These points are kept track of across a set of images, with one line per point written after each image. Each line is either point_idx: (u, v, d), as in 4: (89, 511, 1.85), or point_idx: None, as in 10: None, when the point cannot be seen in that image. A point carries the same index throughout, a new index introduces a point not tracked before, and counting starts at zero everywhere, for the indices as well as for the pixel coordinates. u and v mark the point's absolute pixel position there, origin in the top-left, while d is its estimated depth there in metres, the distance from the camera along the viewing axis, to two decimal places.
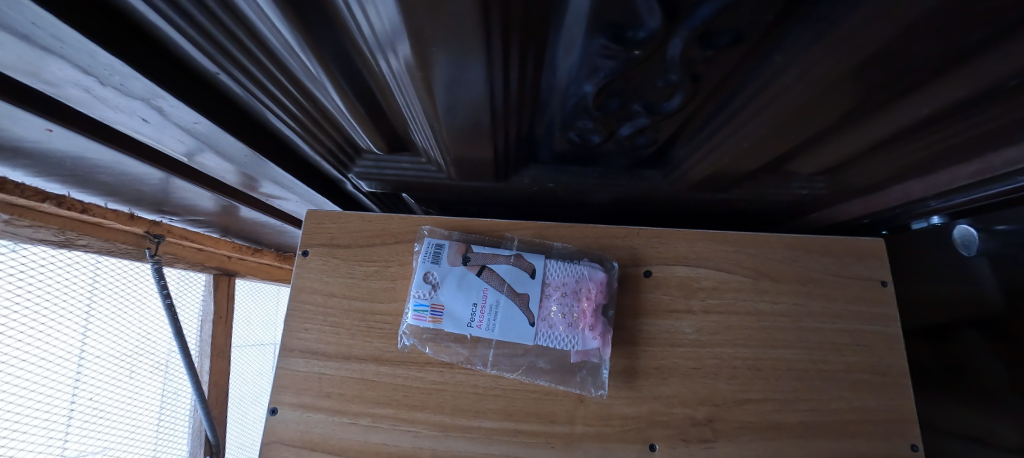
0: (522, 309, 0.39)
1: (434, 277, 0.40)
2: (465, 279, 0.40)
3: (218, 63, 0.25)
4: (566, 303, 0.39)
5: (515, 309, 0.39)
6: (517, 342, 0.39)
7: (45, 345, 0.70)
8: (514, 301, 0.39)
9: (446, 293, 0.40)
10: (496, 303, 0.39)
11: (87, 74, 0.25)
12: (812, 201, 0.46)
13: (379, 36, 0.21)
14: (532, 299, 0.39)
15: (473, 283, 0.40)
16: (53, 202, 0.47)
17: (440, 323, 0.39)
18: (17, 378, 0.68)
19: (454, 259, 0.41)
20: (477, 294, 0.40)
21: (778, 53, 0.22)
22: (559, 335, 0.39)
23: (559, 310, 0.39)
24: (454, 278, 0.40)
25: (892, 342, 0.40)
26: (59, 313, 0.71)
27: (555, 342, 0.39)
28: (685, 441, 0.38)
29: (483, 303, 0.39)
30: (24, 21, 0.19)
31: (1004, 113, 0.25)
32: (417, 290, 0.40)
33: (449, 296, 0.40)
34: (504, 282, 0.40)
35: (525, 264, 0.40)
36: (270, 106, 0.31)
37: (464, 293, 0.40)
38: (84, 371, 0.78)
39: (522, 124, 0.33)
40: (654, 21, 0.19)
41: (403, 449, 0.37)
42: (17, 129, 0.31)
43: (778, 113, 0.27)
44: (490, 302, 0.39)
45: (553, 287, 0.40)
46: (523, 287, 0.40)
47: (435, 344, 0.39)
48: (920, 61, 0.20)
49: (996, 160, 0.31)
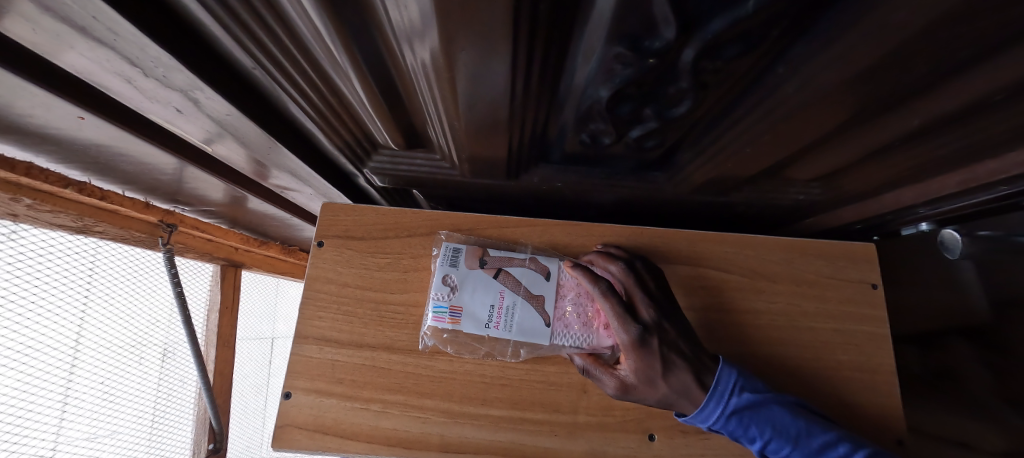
0: (538, 311, 0.41)
1: (452, 280, 0.42)
2: (484, 281, 0.42)
3: (254, 57, 0.27)
4: (579, 302, 0.42)
5: (532, 310, 0.41)
6: (534, 342, 0.40)
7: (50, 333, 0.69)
8: (530, 302, 0.42)
9: (465, 296, 0.41)
10: (513, 304, 0.41)
11: (133, 64, 0.26)
12: (808, 207, 0.47)
13: (411, 31, 0.22)
14: (548, 300, 0.42)
15: (492, 285, 0.42)
16: (74, 189, 0.48)
17: (458, 324, 0.41)
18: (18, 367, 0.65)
19: (473, 263, 0.42)
20: (495, 296, 0.42)
21: (782, 64, 0.23)
22: (575, 335, 0.41)
23: (573, 311, 0.41)
24: (473, 280, 0.42)
25: (880, 342, 0.42)
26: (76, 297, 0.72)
27: (572, 342, 0.40)
28: (683, 432, 0.40)
29: (500, 304, 0.41)
30: (85, 14, 0.20)
31: (991, 125, 0.27)
32: (436, 292, 0.41)
33: (468, 299, 0.41)
34: (521, 284, 0.42)
35: (541, 266, 0.43)
36: (295, 99, 0.32)
37: (482, 295, 0.42)
38: (82, 363, 0.76)
39: (538, 123, 0.35)
40: (669, 32, 0.21)
41: (413, 435, 0.38)
42: (50, 116, 0.33)
43: (779, 120, 0.29)
44: (507, 303, 0.41)
45: (566, 288, 0.42)
46: (539, 289, 0.42)
47: (456, 344, 0.41)
48: (911, 75, 0.22)
49: (981, 170, 0.33)
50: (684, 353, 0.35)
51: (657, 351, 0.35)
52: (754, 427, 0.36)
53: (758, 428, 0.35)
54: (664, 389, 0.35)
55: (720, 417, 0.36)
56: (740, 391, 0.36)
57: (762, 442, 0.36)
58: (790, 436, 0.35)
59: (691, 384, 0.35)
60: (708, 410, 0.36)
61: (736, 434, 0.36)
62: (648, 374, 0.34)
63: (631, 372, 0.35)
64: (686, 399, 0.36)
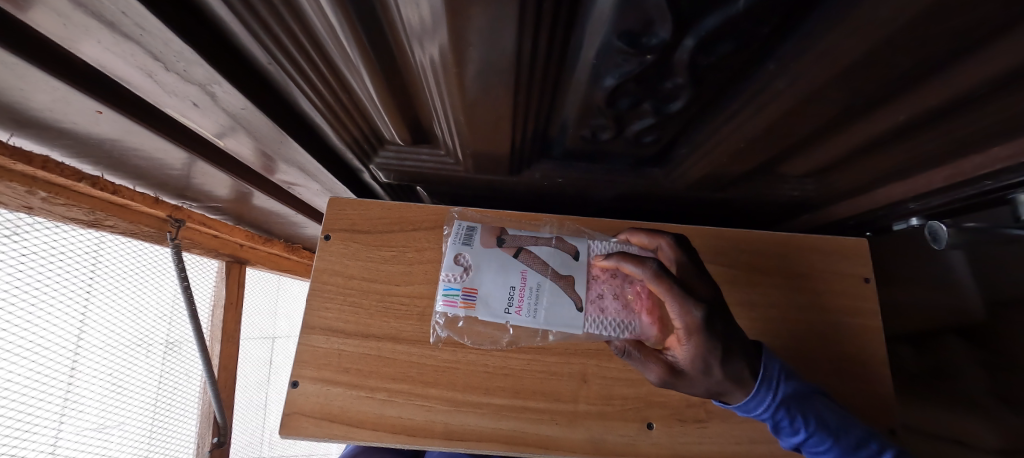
0: (568, 292, 0.41)
1: (465, 260, 0.42)
2: (502, 263, 0.42)
3: (269, 53, 0.28)
4: (614, 286, 0.42)
5: (560, 291, 0.41)
6: (566, 328, 0.40)
7: (49, 332, 0.65)
8: (557, 283, 0.41)
9: (480, 278, 0.41)
10: (538, 286, 0.41)
11: (156, 58, 0.27)
12: (802, 203, 0.49)
13: (421, 29, 0.24)
14: (578, 282, 0.41)
15: (512, 265, 0.42)
16: (88, 183, 0.49)
17: (473, 308, 0.40)
18: (18, 370, 0.62)
19: (488, 242, 0.43)
20: (516, 277, 0.41)
21: (774, 60, 0.25)
22: (611, 320, 0.40)
23: (610, 294, 0.41)
24: (486, 261, 0.42)
25: (872, 334, 0.43)
26: (88, 292, 0.72)
27: (609, 327, 0.40)
28: (680, 421, 0.41)
29: (521, 286, 0.41)
30: (115, 9, 0.22)
31: (976, 120, 0.28)
32: (448, 275, 0.42)
33: (482, 281, 0.41)
34: (547, 264, 0.42)
35: (570, 246, 0.43)
36: (306, 93, 0.34)
37: (501, 277, 0.41)
38: (83, 364, 0.72)
39: (540, 119, 0.36)
40: (665, 29, 0.22)
41: (417, 423, 0.39)
42: (71, 110, 0.34)
43: (772, 115, 0.30)
44: (530, 285, 0.41)
45: (601, 270, 0.42)
46: (568, 270, 0.41)
47: (473, 334, 0.42)
48: (895, 70, 0.24)
49: (967, 165, 0.34)
50: (740, 343, 0.34)
51: (719, 338, 0.33)
52: (800, 417, 0.35)
53: (804, 420, 0.36)
54: (719, 377, 0.33)
55: (771, 406, 0.35)
56: (787, 380, 0.36)
57: (803, 434, 0.36)
58: (832, 430, 0.36)
59: (744, 372, 0.34)
60: (758, 399, 0.35)
61: (779, 424, 0.36)
62: (705, 362, 0.32)
63: (686, 359, 0.33)
64: (735, 386, 0.34)
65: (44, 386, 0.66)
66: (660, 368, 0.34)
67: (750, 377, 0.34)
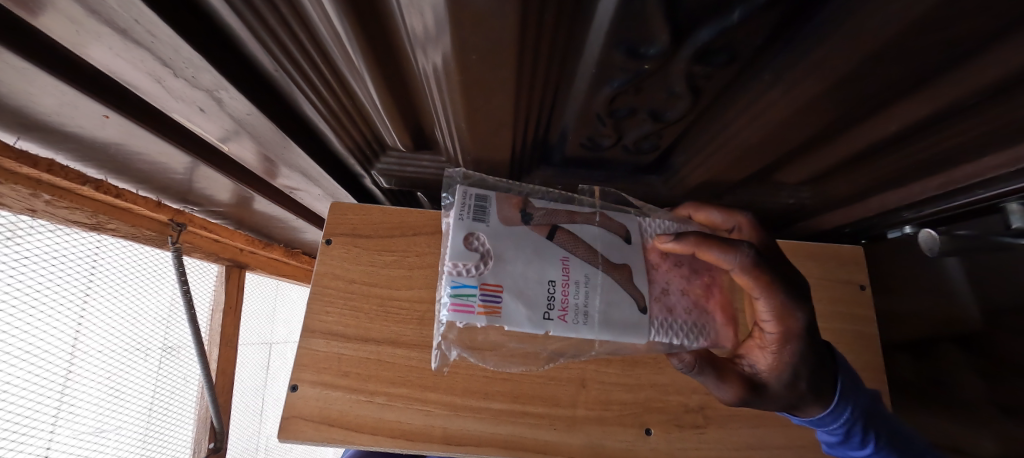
0: (627, 287, 0.31)
1: (481, 245, 0.31)
2: (535, 247, 0.32)
3: (277, 60, 0.29)
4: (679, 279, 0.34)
5: (617, 286, 0.31)
6: (630, 334, 0.31)
7: (45, 335, 0.65)
8: (613, 276, 0.31)
9: (504, 270, 0.31)
10: (585, 279, 0.31)
11: (165, 64, 0.28)
12: (797, 210, 0.50)
13: (424, 38, 0.24)
14: (637, 273, 0.32)
15: (548, 250, 0.32)
16: (91, 186, 0.50)
17: (499, 313, 0.30)
18: (14, 373, 0.61)
19: (511, 216, 0.33)
20: (556, 269, 0.31)
21: (768, 71, 0.26)
22: (683, 322, 0.32)
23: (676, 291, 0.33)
24: (510, 246, 0.32)
25: (867, 340, 0.44)
26: (86, 295, 0.71)
27: (682, 331, 0.32)
28: (678, 426, 0.41)
29: (564, 280, 0.31)
30: (129, 17, 0.22)
31: (964, 130, 0.29)
32: (454, 265, 0.31)
33: (508, 274, 0.31)
34: (597, 253, 0.32)
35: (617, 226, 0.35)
36: (311, 99, 0.34)
37: (536, 268, 0.31)
38: (78, 367, 0.72)
39: (541, 126, 0.37)
40: (662, 40, 0.23)
41: (416, 427, 0.39)
42: (78, 115, 0.35)
43: (767, 124, 0.31)
44: (576, 278, 0.31)
45: (660, 256, 0.34)
46: (621, 258, 0.33)
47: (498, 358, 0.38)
48: (884, 81, 0.25)
49: (957, 174, 0.35)
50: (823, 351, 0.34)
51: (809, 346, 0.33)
52: (873, 429, 0.36)
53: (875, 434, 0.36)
54: (802, 388, 0.33)
55: (850, 419, 0.35)
56: (864, 394, 0.37)
57: (870, 448, 0.36)
58: (892, 442, 0.37)
59: (825, 382, 0.34)
60: (839, 412, 0.35)
61: (851, 436, 0.36)
62: (788, 373, 0.33)
63: (773, 369, 0.33)
64: (817, 401, 0.34)
65: (39, 389, 0.66)
66: (741, 381, 0.33)
67: (832, 388, 0.35)
